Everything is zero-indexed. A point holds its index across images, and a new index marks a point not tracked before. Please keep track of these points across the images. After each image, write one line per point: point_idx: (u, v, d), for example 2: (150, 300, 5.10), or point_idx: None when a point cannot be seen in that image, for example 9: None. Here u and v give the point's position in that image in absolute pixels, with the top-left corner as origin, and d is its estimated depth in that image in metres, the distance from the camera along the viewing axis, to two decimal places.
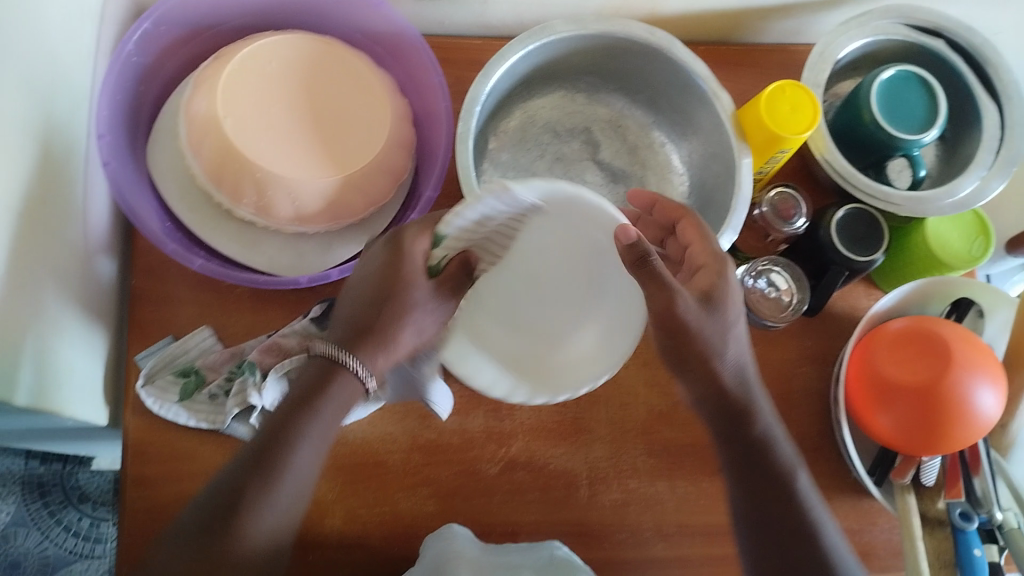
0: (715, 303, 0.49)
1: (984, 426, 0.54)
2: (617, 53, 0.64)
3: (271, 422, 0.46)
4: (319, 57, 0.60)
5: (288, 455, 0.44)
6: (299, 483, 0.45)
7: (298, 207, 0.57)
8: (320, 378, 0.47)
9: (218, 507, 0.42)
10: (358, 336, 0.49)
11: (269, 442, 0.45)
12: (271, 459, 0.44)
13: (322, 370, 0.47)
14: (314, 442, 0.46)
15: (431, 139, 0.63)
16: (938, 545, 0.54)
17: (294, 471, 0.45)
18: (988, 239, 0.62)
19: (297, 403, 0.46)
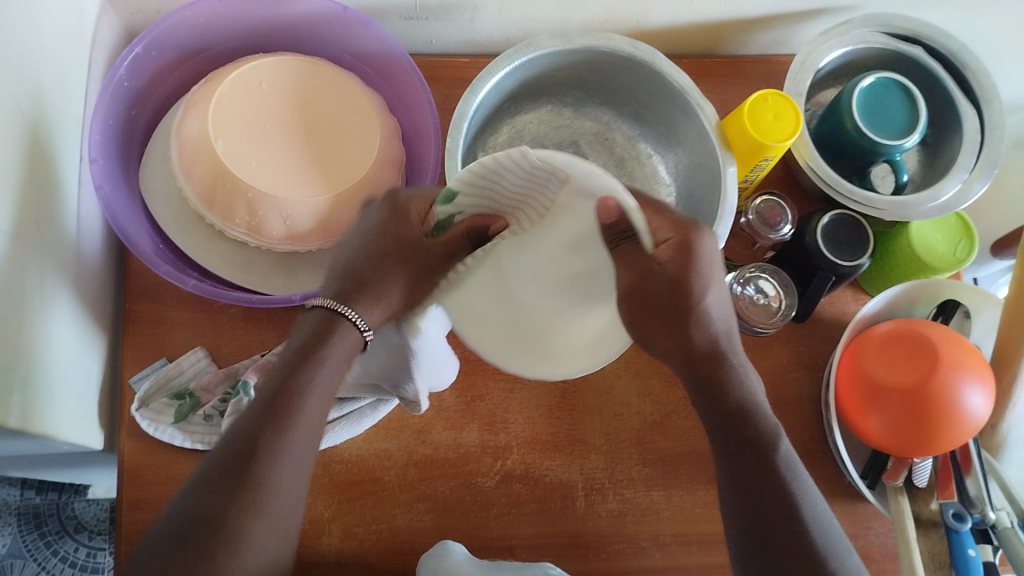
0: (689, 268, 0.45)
1: (974, 426, 0.54)
2: (602, 66, 0.65)
3: (275, 375, 0.45)
4: (307, 77, 0.60)
5: (294, 405, 0.43)
6: (308, 430, 0.44)
7: (290, 225, 0.58)
8: (321, 329, 0.46)
9: (231, 460, 0.42)
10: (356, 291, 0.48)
11: (275, 389, 0.44)
12: (309, 356, 0.45)
13: (321, 321, 0.46)
14: (321, 392, 0.45)
15: (421, 156, 0.64)
16: (933, 547, 0.54)
17: (305, 419, 0.43)
18: (972, 241, 0.63)
19: (300, 352, 0.45)
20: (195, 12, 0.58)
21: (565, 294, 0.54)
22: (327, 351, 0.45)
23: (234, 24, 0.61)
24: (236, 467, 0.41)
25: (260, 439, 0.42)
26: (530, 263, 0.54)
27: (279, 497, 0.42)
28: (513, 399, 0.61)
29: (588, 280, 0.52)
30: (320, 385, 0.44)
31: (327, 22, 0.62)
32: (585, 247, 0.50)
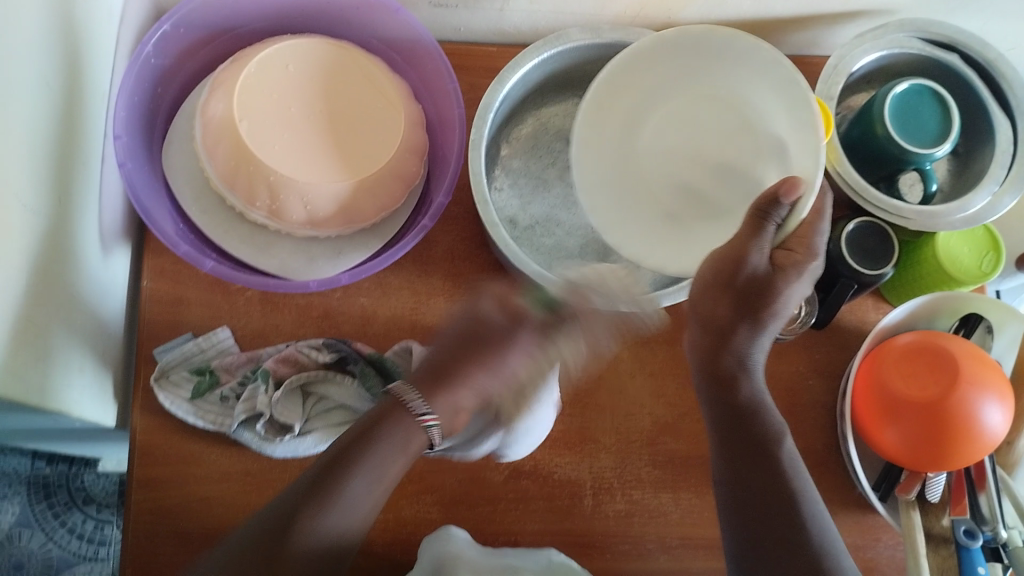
0: (784, 274, 0.50)
1: (991, 443, 0.54)
2: (718, 33, 0.59)
3: (335, 448, 0.48)
4: (334, 61, 0.60)
5: (344, 482, 0.47)
6: (358, 503, 0.47)
7: (310, 210, 0.57)
8: (381, 415, 0.50)
9: (278, 516, 0.45)
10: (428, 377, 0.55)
11: (333, 464, 0.47)
12: (366, 438, 0.48)
13: (386, 408, 0.51)
14: (372, 480, 0.48)
15: (444, 146, 0.63)
16: (942, 563, 0.54)
17: (353, 496, 0.47)
18: (998, 256, 0.62)
19: (360, 431, 0.49)
20: None
21: (660, 216, 0.61)
22: (389, 430, 0.49)
23: (262, 4, 0.61)
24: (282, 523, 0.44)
25: (312, 503, 0.45)
26: (671, 129, 0.63)
27: (312, 553, 0.44)
28: None
29: (704, 202, 0.61)
30: (374, 466, 0.48)
31: (355, 6, 0.62)
32: (723, 183, 0.60)
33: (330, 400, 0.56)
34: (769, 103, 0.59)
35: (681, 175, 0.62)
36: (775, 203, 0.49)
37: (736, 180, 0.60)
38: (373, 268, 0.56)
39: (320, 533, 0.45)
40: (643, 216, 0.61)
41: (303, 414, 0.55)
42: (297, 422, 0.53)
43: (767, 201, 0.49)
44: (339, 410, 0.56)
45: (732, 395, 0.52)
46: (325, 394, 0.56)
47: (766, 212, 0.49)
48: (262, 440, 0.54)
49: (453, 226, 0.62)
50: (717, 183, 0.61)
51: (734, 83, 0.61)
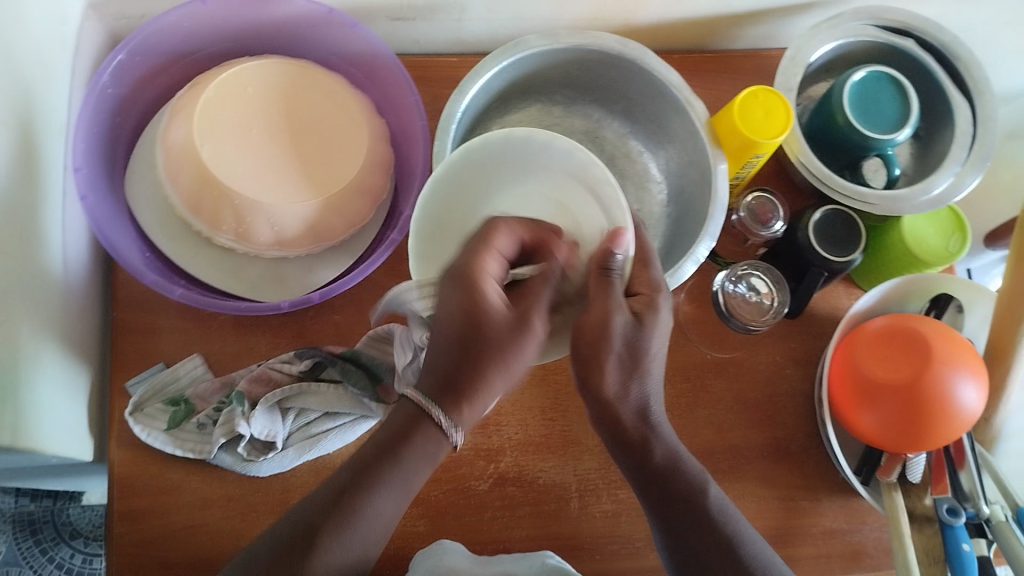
0: (645, 325, 0.47)
1: (967, 421, 0.54)
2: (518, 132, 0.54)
3: (356, 466, 0.44)
4: (293, 81, 0.60)
5: (358, 503, 0.42)
6: (377, 519, 0.43)
7: (278, 231, 0.57)
8: (407, 429, 0.43)
9: (302, 533, 0.41)
10: (448, 389, 0.42)
11: (349, 484, 0.43)
12: (393, 455, 0.42)
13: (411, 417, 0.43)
14: (400, 489, 0.44)
15: (409, 159, 0.63)
16: (927, 542, 0.54)
17: (367, 522, 0.43)
18: (964, 235, 0.62)
19: (384, 446, 0.43)
20: (179, 16, 0.58)
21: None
22: (418, 448, 0.43)
23: (218, 27, 0.61)
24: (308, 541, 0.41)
25: (338, 523, 0.42)
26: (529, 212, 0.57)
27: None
28: (505, 401, 0.61)
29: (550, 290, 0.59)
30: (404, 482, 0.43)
31: (312, 24, 0.62)
32: None
33: (306, 411, 0.55)
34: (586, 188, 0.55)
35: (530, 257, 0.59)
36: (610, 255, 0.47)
37: (563, 249, 0.55)
38: (349, 283, 0.56)
39: (342, 552, 0.41)
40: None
41: (283, 430, 0.55)
42: (278, 439, 0.54)
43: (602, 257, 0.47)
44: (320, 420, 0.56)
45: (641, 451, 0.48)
46: (304, 407, 0.55)
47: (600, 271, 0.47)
48: (245, 461, 0.54)
49: None
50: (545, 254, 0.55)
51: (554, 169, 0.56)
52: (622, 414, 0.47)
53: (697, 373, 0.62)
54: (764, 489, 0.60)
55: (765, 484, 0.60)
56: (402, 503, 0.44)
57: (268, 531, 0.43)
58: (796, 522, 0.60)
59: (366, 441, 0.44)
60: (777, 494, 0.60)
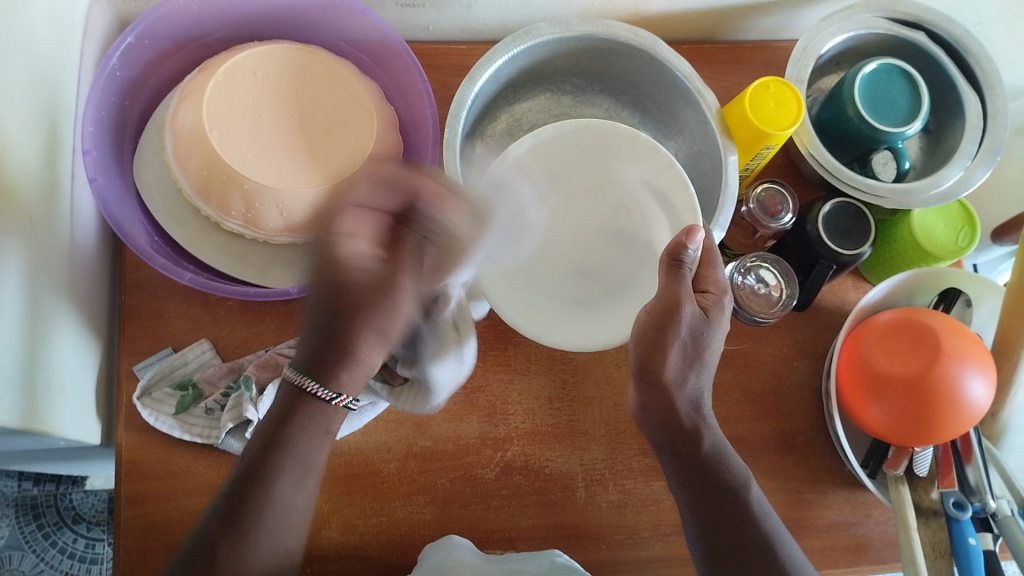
0: (711, 319, 0.50)
1: (975, 415, 0.54)
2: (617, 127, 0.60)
3: (254, 454, 0.45)
4: (303, 66, 0.60)
5: (264, 493, 0.44)
6: (287, 510, 0.45)
7: (286, 217, 0.57)
8: (288, 410, 0.46)
9: (230, 501, 0.44)
10: (324, 350, 0.46)
11: (247, 476, 0.44)
12: (282, 442, 0.45)
13: (292, 398, 0.46)
14: (304, 469, 0.46)
15: (418, 147, 0.63)
16: (933, 535, 0.54)
17: (281, 517, 0.44)
18: (973, 230, 0.62)
19: (270, 436, 0.45)
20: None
21: (568, 299, 0.57)
22: (299, 430, 0.46)
23: (227, 12, 0.61)
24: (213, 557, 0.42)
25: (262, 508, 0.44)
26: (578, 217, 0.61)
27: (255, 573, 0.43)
28: (512, 390, 0.61)
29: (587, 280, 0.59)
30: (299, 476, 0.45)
31: (322, 9, 0.61)
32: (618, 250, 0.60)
33: None
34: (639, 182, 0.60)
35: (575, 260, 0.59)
36: (682, 248, 0.50)
37: (633, 246, 0.60)
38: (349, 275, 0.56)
39: (259, 542, 0.43)
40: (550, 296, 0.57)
41: None
42: None
43: (674, 249, 0.50)
44: None
45: (688, 439, 0.49)
46: None
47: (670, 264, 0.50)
48: None
49: None
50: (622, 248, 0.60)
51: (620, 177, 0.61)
52: (678, 405, 0.50)
53: None
54: (770, 481, 0.60)
55: (771, 476, 0.60)
56: (308, 482, 0.46)
57: (193, 534, 0.45)
58: (802, 514, 0.60)
59: (256, 432, 0.46)
60: (783, 486, 0.60)
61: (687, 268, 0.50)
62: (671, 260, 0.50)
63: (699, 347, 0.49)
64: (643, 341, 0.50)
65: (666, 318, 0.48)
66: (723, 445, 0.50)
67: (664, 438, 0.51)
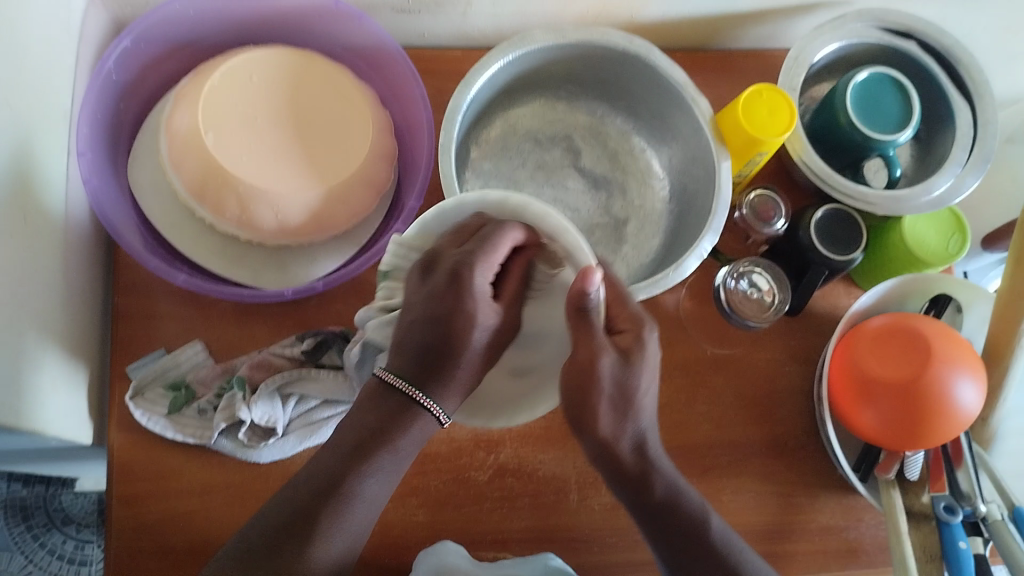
0: (633, 363, 0.47)
1: (965, 420, 0.54)
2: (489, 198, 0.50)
3: (365, 445, 0.44)
4: (298, 71, 0.60)
5: (353, 482, 0.44)
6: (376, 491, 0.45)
7: (281, 219, 0.57)
8: (396, 412, 0.45)
9: (319, 490, 0.43)
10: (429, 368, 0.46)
11: (341, 470, 0.44)
12: (389, 438, 0.45)
13: (384, 393, 0.46)
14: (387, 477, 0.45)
15: (413, 151, 0.63)
16: (924, 539, 0.55)
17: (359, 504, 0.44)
18: (964, 236, 0.63)
19: (377, 430, 0.45)
20: (186, 4, 0.58)
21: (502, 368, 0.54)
22: (403, 431, 0.45)
23: (224, 16, 0.61)
24: (304, 526, 0.42)
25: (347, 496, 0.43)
26: None
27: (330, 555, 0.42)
28: None
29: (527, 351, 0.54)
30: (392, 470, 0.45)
31: (319, 14, 0.62)
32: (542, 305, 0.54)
33: (306, 398, 0.56)
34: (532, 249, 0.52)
35: None
36: (585, 296, 0.46)
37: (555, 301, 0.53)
38: (350, 273, 0.57)
39: (337, 537, 0.42)
40: None
41: (283, 417, 0.54)
42: (278, 424, 0.54)
43: (577, 298, 0.46)
44: (321, 407, 0.56)
45: (646, 483, 0.48)
46: (304, 394, 0.56)
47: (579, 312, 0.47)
48: (246, 447, 0.54)
49: None
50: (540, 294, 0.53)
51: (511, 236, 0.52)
52: (621, 451, 0.47)
53: (697, 368, 0.63)
54: (762, 485, 0.60)
55: (763, 480, 0.61)
56: (390, 478, 0.46)
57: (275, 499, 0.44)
58: (793, 518, 0.60)
59: (360, 419, 0.45)
60: (774, 490, 0.60)
61: (596, 314, 0.47)
62: (579, 309, 0.46)
63: (629, 394, 0.47)
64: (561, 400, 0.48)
65: (588, 379, 0.46)
66: (678, 482, 0.49)
67: (614, 479, 0.49)
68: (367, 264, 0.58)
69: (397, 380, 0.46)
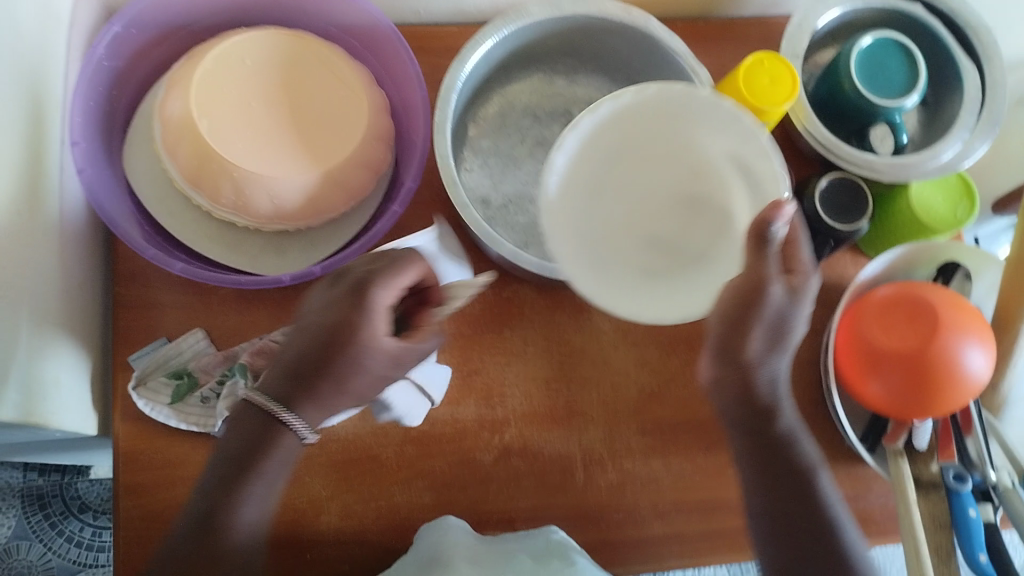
0: (798, 296, 0.47)
1: (974, 389, 0.54)
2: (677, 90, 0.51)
3: (220, 468, 0.48)
4: (291, 52, 0.59)
5: (243, 493, 0.47)
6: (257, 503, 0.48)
7: (277, 204, 0.56)
8: (259, 431, 0.48)
9: (233, 472, 0.48)
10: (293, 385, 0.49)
11: (229, 477, 0.47)
12: (250, 465, 0.47)
13: (246, 412, 0.49)
14: (267, 482, 0.48)
15: (409, 131, 0.63)
16: (933, 508, 0.54)
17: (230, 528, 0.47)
18: (972, 202, 0.61)
19: (234, 458, 0.48)
20: None
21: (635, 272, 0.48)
22: (261, 455, 0.48)
23: None
24: (207, 529, 0.46)
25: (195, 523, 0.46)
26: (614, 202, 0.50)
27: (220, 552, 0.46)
28: (509, 372, 0.61)
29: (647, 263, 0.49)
30: (265, 488, 0.48)
31: None
32: (693, 221, 0.50)
33: None
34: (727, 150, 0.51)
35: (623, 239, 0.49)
36: (767, 225, 0.44)
37: (711, 215, 0.50)
38: (349, 257, 0.56)
39: (243, 523, 0.47)
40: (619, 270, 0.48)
41: None
42: None
43: (758, 225, 0.45)
44: None
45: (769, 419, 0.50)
46: None
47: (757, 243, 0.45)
48: None
49: (425, 208, 0.62)
50: (697, 222, 0.50)
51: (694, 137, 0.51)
52: (759, 381, 0.49)
53: None
54: None
55: None
56: (267, 499, 0.49)
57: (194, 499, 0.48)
58: None
59: (229, 441, 0.48)
60: None
61: (773, 245, 0.45)
62: (756, 237, 0.45)
63: (784, 331, 0.48)
64: (723, 321, 0.47)
65: (752, 300, 0.45)
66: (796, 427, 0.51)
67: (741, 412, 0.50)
68: (362, 248, 0.56)
69: (261, 400, 0.49)
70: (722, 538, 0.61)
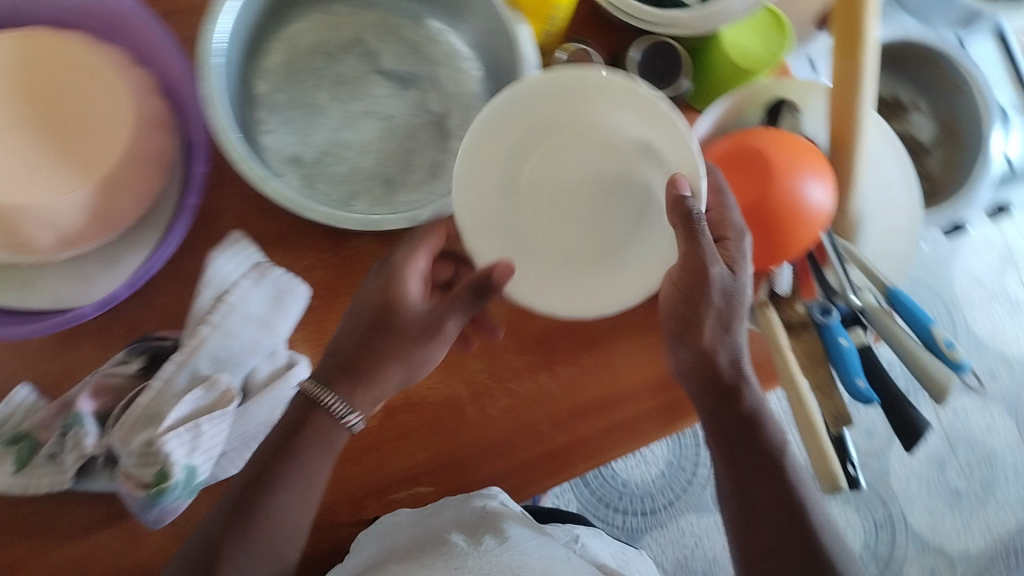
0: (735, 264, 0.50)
1: (819, 223, 0.54)
2: (567, 75, 0.50)
3: (239, 494, 0.50)
4: (26, 56, 0.53)
5: (260, 509, 0.49)
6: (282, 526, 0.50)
7: (60, 231, 0.51)
8: (300, 418, 0.51)
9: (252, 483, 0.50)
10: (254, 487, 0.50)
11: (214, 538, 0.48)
12: (269, 476, 0.50)
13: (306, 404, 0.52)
14: (300, 485, 0.50)
15: (187, 110, 0.56)
16: (808, 348, 0.55)
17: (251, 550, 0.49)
18: (784, 34, 0.59)
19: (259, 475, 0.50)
20: None
21: (572, 260, 0.53)
22: (309, 456, 0.51)
23: None
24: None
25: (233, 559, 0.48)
26: (525, 198, 0.55)
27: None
28: None
29: (570, 254, 0.54)
30: (305, 472, 0.50)
31: None
32: (613, 199, 0.55)
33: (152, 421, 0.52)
34: (634, 131, 0.52)
35: (538, 236, 0.54)
36: (683, 202, 0.46)
37: (632, 199, 0.54)
38: (150, 271, 0.53)
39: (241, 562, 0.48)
40: (552, 267, 0.53)
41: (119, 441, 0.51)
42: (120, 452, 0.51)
43: (677, 205, 0.46)
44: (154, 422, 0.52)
45: (733, 389, 0.54)
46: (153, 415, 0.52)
47: (682, 218, 0.46)
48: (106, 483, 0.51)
49: (234, 187, 0.57)
50: (621, 206, 0.55)
51: (601, 114, 0.53)
52: (720, 360, 0.53)
53: None
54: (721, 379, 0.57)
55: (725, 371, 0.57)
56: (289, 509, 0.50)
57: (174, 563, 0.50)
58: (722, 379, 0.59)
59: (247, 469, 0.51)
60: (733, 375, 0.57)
61: (700, 222, 0.46)
62: (683, 219, 0.46)
63: (731, 310, 0.51)
64: (678, 295, 0.50)
65: (697, 280, 0.48)
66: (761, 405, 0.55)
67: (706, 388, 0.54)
68: (159, 258, 0.53)
69: (313, 387, 0.52)
70: (623, 426, 0.62)
